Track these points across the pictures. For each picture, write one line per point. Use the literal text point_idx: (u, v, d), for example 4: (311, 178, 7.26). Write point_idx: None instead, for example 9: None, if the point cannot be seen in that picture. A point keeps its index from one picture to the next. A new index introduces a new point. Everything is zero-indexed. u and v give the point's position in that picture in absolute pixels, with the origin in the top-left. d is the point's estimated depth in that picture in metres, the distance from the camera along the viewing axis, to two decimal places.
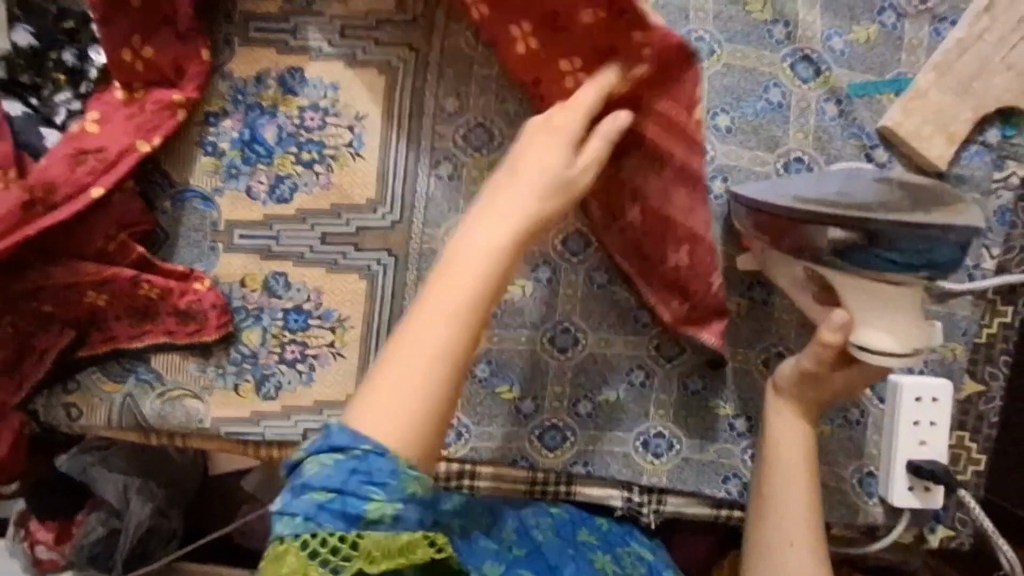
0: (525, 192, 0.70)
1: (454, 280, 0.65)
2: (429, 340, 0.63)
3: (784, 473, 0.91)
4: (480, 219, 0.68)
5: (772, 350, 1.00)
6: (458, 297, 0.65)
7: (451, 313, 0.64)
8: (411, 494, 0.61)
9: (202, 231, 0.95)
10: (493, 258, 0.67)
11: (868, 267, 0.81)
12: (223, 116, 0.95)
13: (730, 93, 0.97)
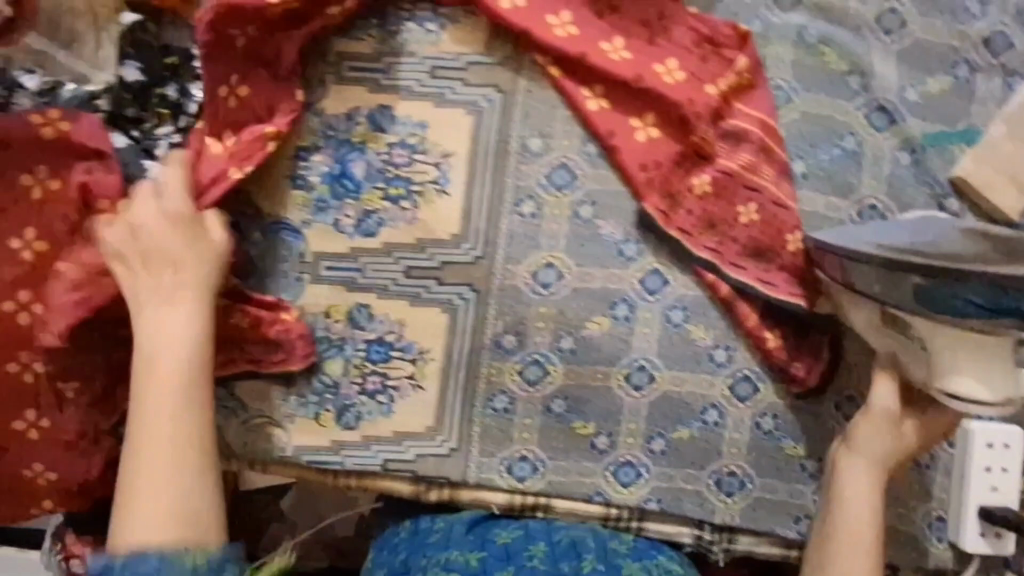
0: (183, 271, 0.84)
1: (168, 385, 0.82)
2: (171, 428, 0.81)
3: (846, 492, 0.95)
4: (180, 332, 0.83)
5: (842, 392, 1.02)
6: (167, 399, 0.82)
7: (181, 410, 0.82)
8: (204, 562, 0.79)
9: (289, 263, 0.97)
10: (183, 347, 0.83)
11: (953, 312, 0.82)
12: (314, 151, 0.96)
13: (806, 139, 0.98)
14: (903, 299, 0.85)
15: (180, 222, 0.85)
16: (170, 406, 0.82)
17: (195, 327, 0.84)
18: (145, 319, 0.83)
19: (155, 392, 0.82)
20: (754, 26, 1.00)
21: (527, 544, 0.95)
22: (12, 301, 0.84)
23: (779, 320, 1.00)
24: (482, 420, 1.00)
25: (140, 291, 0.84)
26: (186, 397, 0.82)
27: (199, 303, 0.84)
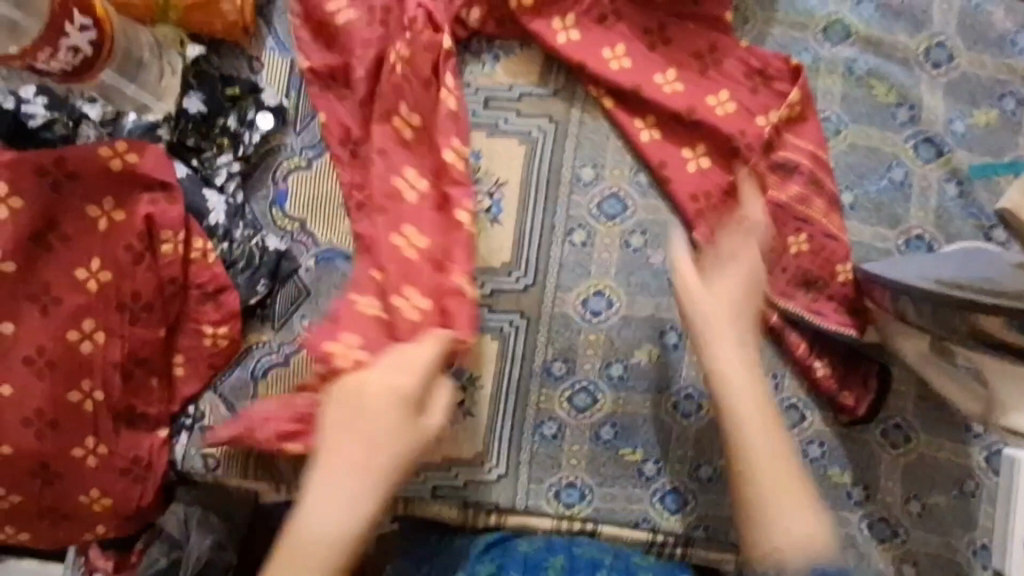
0: (398, 437, 0.74)
1: (320, 541, 0.69)
2: (320, 562, 0.69)
3: (731, 427, 0.87)
4: (346, 491, 0.71)
5: (889, 421, 1.03)
6: (317, 550, 0.69)
7: (321, 561, 0.69)
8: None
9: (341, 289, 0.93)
10: (347, 518, 0.70)
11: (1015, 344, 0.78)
12: None
13: (854, 171, 1.00)
14: (957, 333, 0.82)
15: (406, 402, 0.75)
16: (310, 552, 0.69)
17: (367, 496, 0.71)
18: (327, 463, 0.72)
19: (299, 540, 0.69)
20: (803, 58, 1.02)
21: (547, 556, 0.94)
22: (75, 330, 0.84)
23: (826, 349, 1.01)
24: (531, 446, 1.00)
25: (325, 445, 0.74)
26: (327, 556, 0.69)
27: (385, 468, 0.73)
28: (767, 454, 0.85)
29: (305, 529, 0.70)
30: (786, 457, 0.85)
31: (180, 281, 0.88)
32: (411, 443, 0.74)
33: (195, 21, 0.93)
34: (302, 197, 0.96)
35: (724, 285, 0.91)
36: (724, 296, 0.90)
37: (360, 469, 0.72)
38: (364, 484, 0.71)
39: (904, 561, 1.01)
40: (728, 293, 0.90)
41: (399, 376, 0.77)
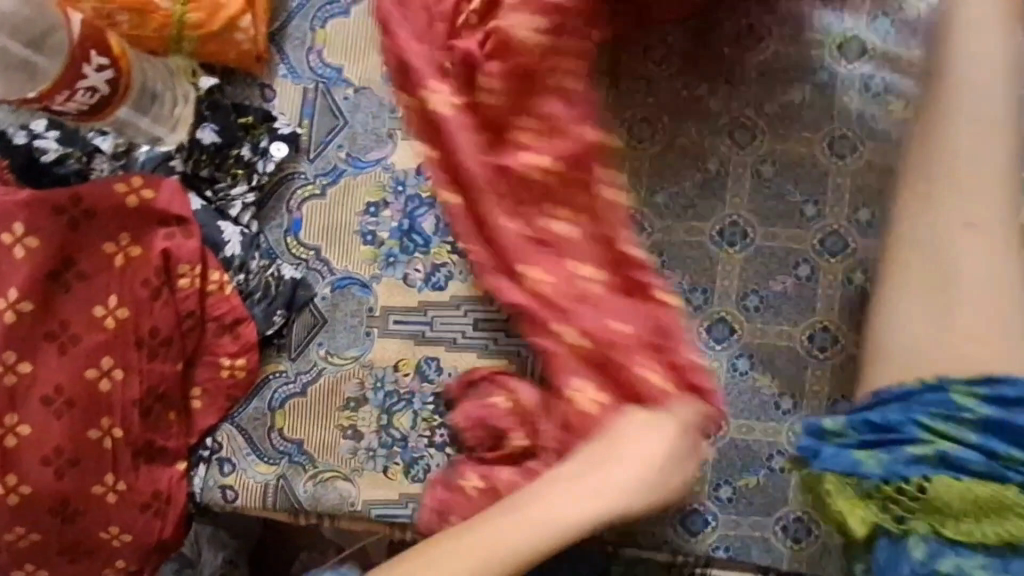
0: (666, 473, 0.78)
1: (522, 544, 0.73)
2: (519, 536, 0.73)
3: (940, 140, 0.89)
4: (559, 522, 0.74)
5: None
6: (534, 539, 0.73)
7: (528, 535, 0.73)
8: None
9: (358, 317, 0.95)
10: (572, 523, 0.74)
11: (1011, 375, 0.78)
12: (383, 206, 0.96)
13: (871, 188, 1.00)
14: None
15: (677, 454, 0.79)
16: (497, 542, 0.72)
17: (566, 531, 0.74)
18: (571, 483, 0.76)
19: (499, 529, 0.73)
20: (820, 75, 1.01)
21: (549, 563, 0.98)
22: (94, 368, 0.83)
23: (842, 367, 1.00)
24: None
25: (610, 448, 0.79)
26: (513, 556, 0.72)
27: (635, 499, 0.76)
28: (964, 207, 0.86)
29: (535, 506, 0.75)
30: (995, 345, 0.81)
31: (198, 314, 0.88)
32: (660, 486, 0.77)
33: (208, 52, 0.92)
34: (317, 223, 0.95)
35: (966, 68, 0.90)
36: (990, 94, 0.88)
37: (571, 513, 0.74)
38: (565, 526, 0.74)
39: None
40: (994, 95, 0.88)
41: (666, 456, 0.78)
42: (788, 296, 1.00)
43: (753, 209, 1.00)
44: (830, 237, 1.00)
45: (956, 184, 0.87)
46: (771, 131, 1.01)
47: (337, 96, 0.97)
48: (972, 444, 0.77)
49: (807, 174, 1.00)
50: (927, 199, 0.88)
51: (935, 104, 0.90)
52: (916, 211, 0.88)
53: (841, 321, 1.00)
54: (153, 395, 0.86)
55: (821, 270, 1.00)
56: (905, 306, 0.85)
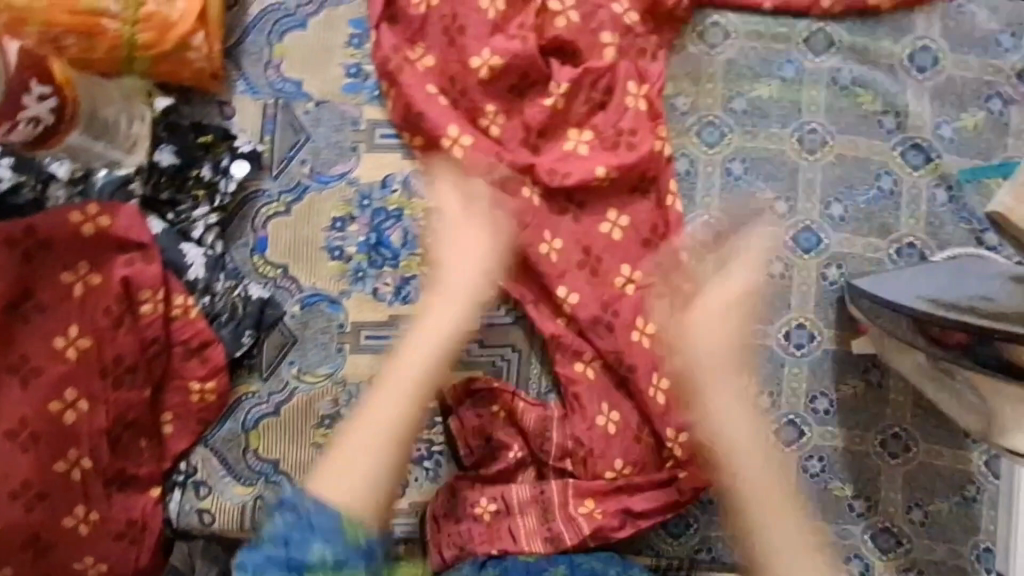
0: (412, 406, 0.82)
1: (421, 363, 0.83)
2: (394, 405, 0.81)
3: (715, 387, 0.90)
4: (441, 343, 0.85)
5: (889, 432, 1.02)
6: (395, 398, 0.82)
7: (412, 384, 0.82)
8: (356, 539, 0.75)
9: (329, 334, 0.94)
10: (433, 339, 0.84)
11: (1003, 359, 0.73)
12: (349, 221, 0.95)
13: (841, 182, 1.00)
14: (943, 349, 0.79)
15: (444, 356, 0.85)
16: (388, 429, 0.80)
17: (449, 335, 0.85)
18: (432, 304, 0.88)
19: (384, 410, 0.81)
20: (786, 71, 1.01)
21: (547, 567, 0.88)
22: (58, 400, 0.83)
23: (817, 365, 1.00)
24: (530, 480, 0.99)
25: (437, 283, 0.89)
26: (422, 378, 0.83)
27: (454, 338, 0.85)
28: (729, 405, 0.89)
29: (399, 372, 0.83)
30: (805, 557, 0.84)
31: (163, 339, 0.87)
32: (440, 370, 0.84)
33: (162, 72, 0.90)
34: (282, 241, 0.94)
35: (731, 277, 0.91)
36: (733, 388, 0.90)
37: (450, 302, 0.86)
38: (452, 315, 0.86)
39: (907, 569, 1.00)
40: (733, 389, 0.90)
41: (464, 314, 0.86)
42: (763, 295, 0.99)
43: (724, 208, 1.00)
44: (803, 233, 0.99)
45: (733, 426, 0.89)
46: (737, 129, 1.00)
47: (298, 111, 0.95)
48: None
49: (779, 170, 1.00)
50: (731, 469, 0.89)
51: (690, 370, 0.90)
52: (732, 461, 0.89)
53: (815, 317, 1.00)
54: (122, 422, 0.85)
55: (795, 266, 0.99)
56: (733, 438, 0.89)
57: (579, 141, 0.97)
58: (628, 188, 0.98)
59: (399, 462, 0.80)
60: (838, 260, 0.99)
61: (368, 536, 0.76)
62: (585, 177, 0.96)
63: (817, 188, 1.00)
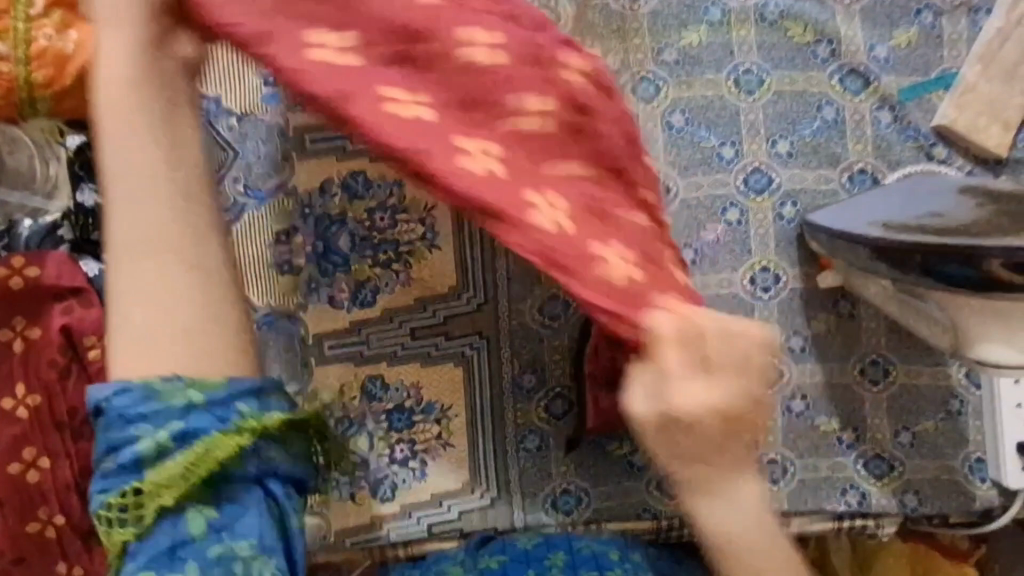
0: (195, 200, 0.66)
1: (138, 216, 0.65)
2: (141, 230, 0.64)
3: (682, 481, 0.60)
4: (175, 207, 0.65)
5: (867, 359, 1.02)
6: (148, 216, 0.64)
7: (153, 193, 0.65)
8: (203, 401, 0.61)
9: (292, 350, 0.95)
10: (158, 161, 0.65)
11: (966, 276, 0.72)
12: (293, 233, 0.95)
13: (785, 118, 0.98)
14: (905, 274, 0.77)
15: (176, 143, 0.66)
16: (161, 275, 0.64)
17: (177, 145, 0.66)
18: (104, 131, 0.66)
19: (136, 261, 0.64)
20: (712, 14, 0.99)
21: (547, 553, 0.89)
22: (17, 462, 0.81)
23: (788, 305, 1.00)
24: (518, 464, 0.98)
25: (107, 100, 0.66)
26: (178, 217, 0.65)
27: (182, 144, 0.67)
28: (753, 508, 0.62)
29: (136, 211, 0.64)
30: None
31: None
32: (138, 111, 0.66)
33: (66, 109, 0.85)
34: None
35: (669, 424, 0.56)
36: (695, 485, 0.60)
37: (160, 125, 0.66)
38: (145, 118, 0.66)
39: (903, 491, 1.01)
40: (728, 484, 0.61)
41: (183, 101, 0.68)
42: (723, 245, 0.98)
43: (671, 162, 0.98)
44: (753, 175, 0.98)
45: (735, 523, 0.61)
46: (671, 80, 0.98)
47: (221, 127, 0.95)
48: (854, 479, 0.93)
49: (720, 116, 0.98)
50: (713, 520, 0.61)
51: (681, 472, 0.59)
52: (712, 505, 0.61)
53: (779, 257, 0.99)
54: (85, 474, 0.82)
55: (750, 210, 0.98)
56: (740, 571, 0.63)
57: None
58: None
59: (211, 278, 0.65)
60: (792, 196, 0.98)
61: (221, 386, 0.62)
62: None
63: (760, 128, 0.98)
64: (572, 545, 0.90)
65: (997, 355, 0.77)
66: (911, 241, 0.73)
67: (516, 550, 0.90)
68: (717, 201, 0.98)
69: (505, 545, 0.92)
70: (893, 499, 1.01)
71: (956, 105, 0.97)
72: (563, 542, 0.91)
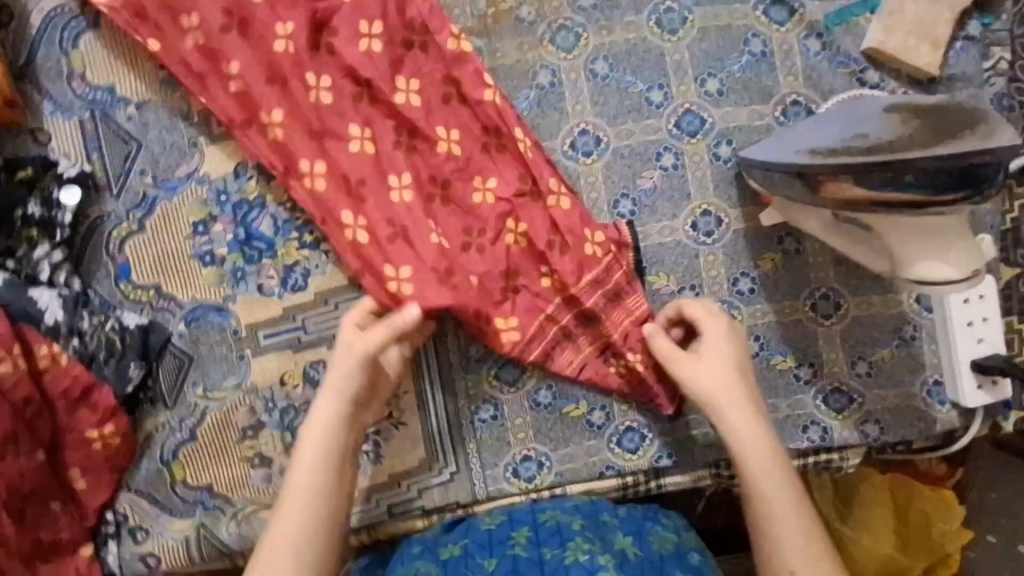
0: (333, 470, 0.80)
1: (290, 514, 0.78)
2: (314, 484, 0.79)
3: (724, 397, 0.85)
4: (322, 456, 0.80)
5: (817, 293, 1.00)
6: (314, 472, 0.80)
7: (325, 460, 0.80)
8: None
9: (225, 344, 0.91)
10: (332, 427, 0.81)
11: (895, 192, 0.70)
12: (211, 222, 0.90)
13: (712, 56, 0.96)
14: (836, 200, 0.75)
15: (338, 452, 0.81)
16: (302, 533, 0.78)
17: (331, 484, 0.80)
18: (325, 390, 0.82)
19: (293, 515, 0.78)
20: None
21: (510, 531, 0.86)
22: None
23: (732, 247, 0.98)
24: (474, 436, 0.96)
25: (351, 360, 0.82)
26: (318, 502, 0.79)
27: (340, 435, 0.81)
28: (737, 412, 0.84)
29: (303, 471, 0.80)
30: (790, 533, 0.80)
31: (39, 395, 0.82)
32: (356, 392, 0.82)
33: None
34: (145, 262, 0.90)
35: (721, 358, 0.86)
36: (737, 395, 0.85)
37: (334, 428, 0.81)
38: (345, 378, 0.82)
39: (864, 421, 1.01)
40: (739, 399, 0.84)
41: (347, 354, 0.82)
42: (661, 193, 0.96)
43: (599, 111, 0.95)
44: (686, 116, 0.96)
45: (734, 405, 0.84)
46: (591, 26, 0.95)
47: (120, 118, 0.89)
48: (777, 395, 1.00)
49: (645, 60, 0.95)
50: (715, 406, 0.85)
51: (705, 401, 0.85)
52: (737, 416, 0.84)
53: (719, 199, 0.97)
54: (18, 489, 0.81)
55: (685, 152, 0.96)
56: (733, 419, 0.84)
57: (408, 90, 0.91)
58: (480, 148, 0.92)
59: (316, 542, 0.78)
60: (727, 134, 0.96)
61: None
62: (435, 134, 0.91)
63: (687, 69, 0.95)
64: (536, 519, 0.88)
65: (930, 275, 0.74)
66: (838, 163, 0.71)
67: (480, 534, 0.87)
68: (651, 146, 0.96)
69: (470, 528, 0.89)
70: (855, 431, 1.01)
71: (882, 26, 0.95)
72: (526, 516, 0.89)
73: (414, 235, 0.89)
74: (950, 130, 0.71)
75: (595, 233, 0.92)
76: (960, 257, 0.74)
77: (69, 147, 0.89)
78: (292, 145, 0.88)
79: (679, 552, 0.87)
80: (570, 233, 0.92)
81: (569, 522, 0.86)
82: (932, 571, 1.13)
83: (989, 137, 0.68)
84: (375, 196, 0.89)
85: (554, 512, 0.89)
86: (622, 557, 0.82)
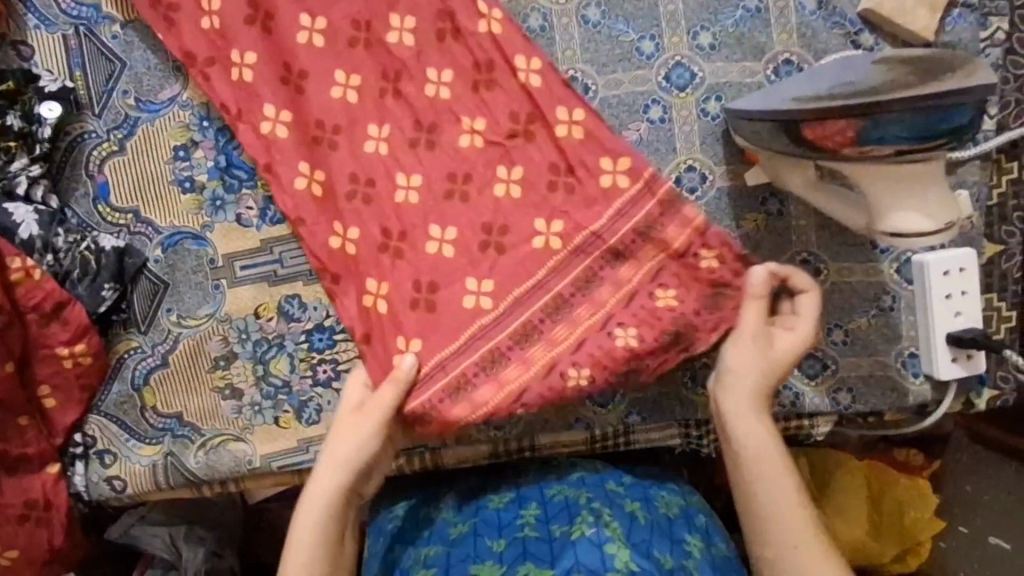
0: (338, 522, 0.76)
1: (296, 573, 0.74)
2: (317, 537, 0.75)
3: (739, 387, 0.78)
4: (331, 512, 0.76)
5: (799, 258, 1.00)
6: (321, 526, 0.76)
7: (330, 509, 0.76)
8: None
9: (202, 272, 0.91)
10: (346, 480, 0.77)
11: (885, 143, 0.70)
12: (192, 147, 0.90)
13: (706, 9, 0.95)
14: (820, 150, 0.74)
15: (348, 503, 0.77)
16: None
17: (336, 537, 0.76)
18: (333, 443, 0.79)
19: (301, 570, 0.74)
20: None
21: (519, 510, 0.87)
22: None
23: (716, 205, 0.97)
24: None
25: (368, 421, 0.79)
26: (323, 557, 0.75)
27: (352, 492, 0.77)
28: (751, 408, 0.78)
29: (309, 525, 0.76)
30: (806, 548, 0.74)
31: (11, 307, 0.83)
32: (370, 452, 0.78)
33: None
34: (124, 184, 0.90)
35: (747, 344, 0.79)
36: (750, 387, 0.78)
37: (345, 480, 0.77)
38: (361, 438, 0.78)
39: (836, 389, 1.01)
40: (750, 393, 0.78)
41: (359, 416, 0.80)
42: (646, 146, 0.95)
43: (589, 58, 0.94)
44: (677, 69, 0.95)
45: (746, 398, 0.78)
46: None
47: (105, 37, 0.89)
48: None
49: (639, 8, 0.94)
50: (731, 394, 0.78)
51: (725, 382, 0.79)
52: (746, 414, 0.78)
53: (705, 156, 0.96)
54: None
55: (673, 106, 0.95)
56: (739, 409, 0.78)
57: (401, 28, 0.88)
58: (471, 85, 0.88)
59: None
60: (716, 88, 0.95)
61: None
62: (424, 75, 0.88)
63: (681, 20, 0.94)
64: (544, 496, 0.89)
65: (906, 228, 0.75)
66: (825, 106, 0.71)
67: (489, 516, 0.87)
68: (639, 96, 0.95)
69: (480, 507, 0.90)
70: (827, 398, 1.01)
71: None
72: (534, 494, 0.90)
73: (392, 173, 0.87)
74: (936, 72, 0.71)
75: (613, 164, 0.86)
76: (942, 209, 0.75)
77: (52, 62, 0.88)
78: (276, 73, 0.88)
79: (687, 513, 0.89)
80: (573, 171, 0.86)
81: (576, 496, 0.87)
82: (903, 559, 1.11)
83: (971, 76, 0.70)
84: (351, 129, 0.88)
85: (561, 487, 0.90)
86: (632, 520, 0.83)
